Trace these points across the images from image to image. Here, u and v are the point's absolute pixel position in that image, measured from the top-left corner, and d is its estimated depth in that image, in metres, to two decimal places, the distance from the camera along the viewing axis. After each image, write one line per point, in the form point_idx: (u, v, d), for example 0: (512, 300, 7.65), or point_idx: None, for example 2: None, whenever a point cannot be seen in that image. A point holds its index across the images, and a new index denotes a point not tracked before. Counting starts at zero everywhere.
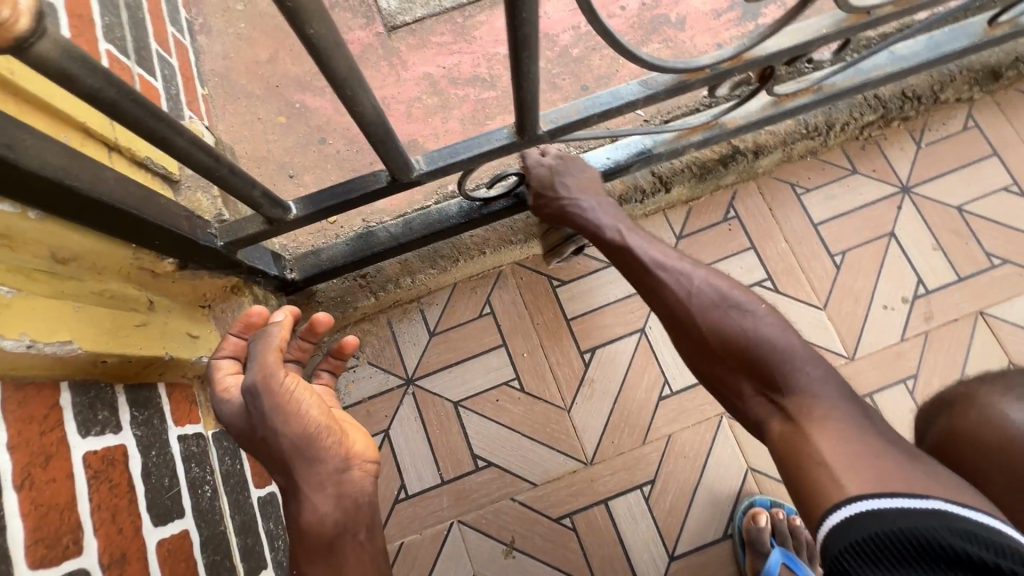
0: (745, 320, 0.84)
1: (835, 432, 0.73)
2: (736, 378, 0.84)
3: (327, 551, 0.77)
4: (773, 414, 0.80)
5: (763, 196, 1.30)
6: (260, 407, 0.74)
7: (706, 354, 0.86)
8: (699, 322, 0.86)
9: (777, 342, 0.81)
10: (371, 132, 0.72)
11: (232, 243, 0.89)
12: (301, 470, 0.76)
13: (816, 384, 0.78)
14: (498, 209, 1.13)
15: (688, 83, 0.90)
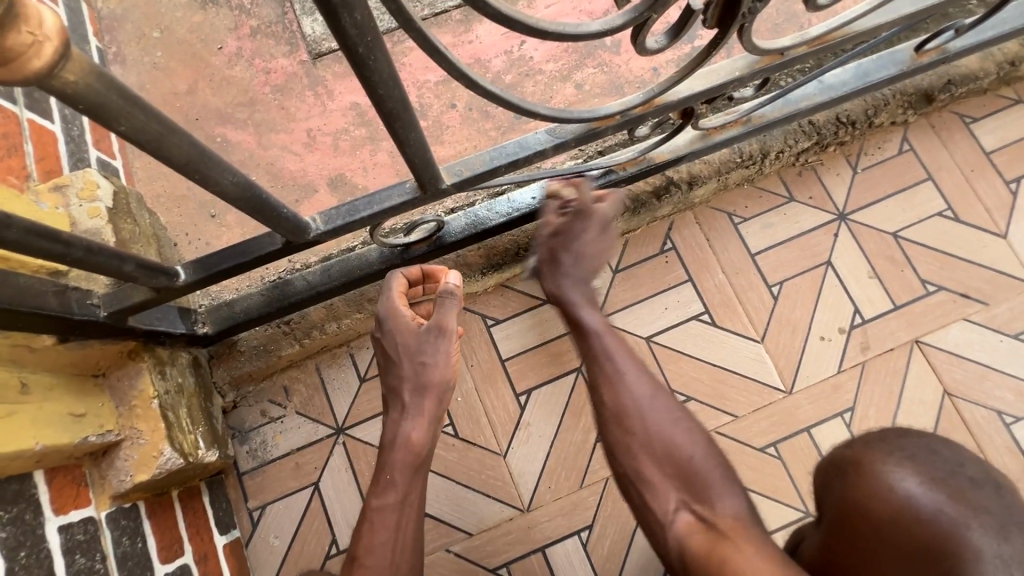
0: (685, 442, 0.91)
1: (757, 547, 0.79)
2: (664, 487, 0.89)
3: (415, 474, 0.94)
4: (693, 523, 0.85)
5: (700, 226, 1.27)
6: (434, 344, 0.95)
7: (653, 461, 0.90)
8: (644, 426, 0.92)
9: (711, 462, 0.89)
10: (243, 204, 0.67)
11: (117, 312, 0.84)
12: (429, 401, 0.96)
13: (732, 500, 0.85)
14: (420, 253, 1.09)
15: (599, 130, 0.86)
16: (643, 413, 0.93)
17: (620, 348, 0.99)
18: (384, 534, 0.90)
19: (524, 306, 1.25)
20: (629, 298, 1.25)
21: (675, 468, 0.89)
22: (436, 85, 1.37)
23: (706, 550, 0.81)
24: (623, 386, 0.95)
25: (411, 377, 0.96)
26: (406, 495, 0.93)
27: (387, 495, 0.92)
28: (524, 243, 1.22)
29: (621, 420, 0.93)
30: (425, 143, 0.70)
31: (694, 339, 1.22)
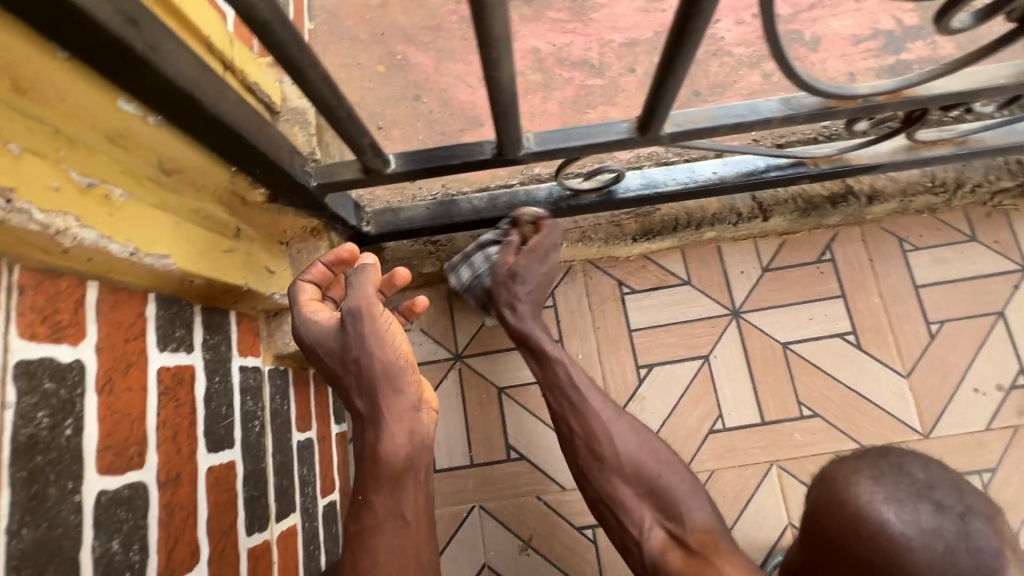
0: (664, 467, 0.91)
1: (733, 561, 0.82)
2: (638, 509, 0.90)
3: (393, 484, 0.76)
4: (672, 548, 0.86)
5: (866, 244, 1.21)
6: (359, 331, 0.73)
7: (627, 487, 0.90)
8: (618, 457, 0.92)
9: (671, 474, 0.91)
10: (498, 100, 0.69)
11: (325, 185, 0.87)
12: (385, 398, 0.74)
13: (706, 523, 0.87)
14: (587, 203, 1.09)
15: (834, 110, 0.83)
16: (612, 434, 0.93)
17: (585, 378, 0.98)
18: (384, 557, 0.76)
19: (661, 283, 1.23)
20: (773, 299, 1.21)
21: (637, 483, 0.90)
22: (620, 47, 1.36)
23: (687, 572, 0.83)
24: (584, 406, 0.96)
25: (358, 381, 0.75)
26: (394, 510, 0.77)
27: (368, 512, 0.77)
28: (682, 220, 1.19)
29: (589, 446, 0.93)
30: (688, 63, 0.69)
31: (834, 356, 1.17)
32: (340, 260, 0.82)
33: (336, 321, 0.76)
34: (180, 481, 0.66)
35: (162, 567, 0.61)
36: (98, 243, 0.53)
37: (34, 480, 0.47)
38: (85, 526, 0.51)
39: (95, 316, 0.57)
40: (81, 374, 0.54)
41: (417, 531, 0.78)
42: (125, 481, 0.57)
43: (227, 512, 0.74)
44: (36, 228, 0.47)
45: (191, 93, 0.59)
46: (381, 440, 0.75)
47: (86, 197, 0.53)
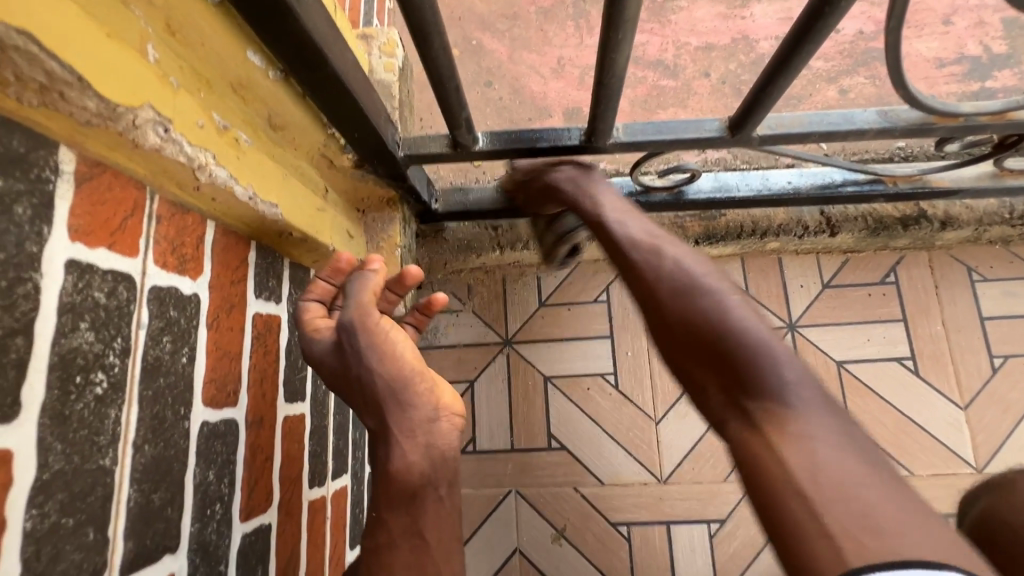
0: (744, 318, 0.54)
1: (821, 434, 0.47)
2: (688, 370, 0.56)
3: (410, 505, 0.60)
4: (733, 418, 0.52)
5: (932, 271, 1.19)
6: (354, 343, 0.64)
7: (694, 361, 0.55)
8: (676, 326, 0.57)
9: (748, 327, 0.54)
10: (606, 83, 0.70)
11: (410, 157, 0.88)
12: (393, 412, 0.63)
13: (819, 414, 0.49)
14: (657, 201, 1.09)
15: (932, 127, 0.82)
16: (659, 278, 0.62)
17: (647, 227, 0.71)
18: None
19: None
20: (832, 316, 1.19)
21: (702, 352, 0.55)
22: (696, 51, 1.35)
23: (742, 454, 0.50)
24: (646, 264, 0.64)
25: (362, 398, 0.64)
26: (411, 530, 0.60)
27: (380, 534, 0.60)
28: (748, 226, 1.17)
29: (631, 296, 0.65)
30: (802, 66, 0.70)
31: (890, 380, 1.15)
32: (338, 272, 0.71)
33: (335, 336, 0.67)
34: (263, 425, 0.68)
35: (244, 504, 0.63)
36: (227, 183, 0.55)
37: (157, 400, 0.49)
38: (191, 453, 0.54)
39: (210, 255, 0.59)
40: (196, 306, 0.56)
41: (439, 557, 0.59)
42: (222, 416, 0.59)
43: (296, 462, 0.76)
44: (183, 160, 0.49)
45: (322, 51, 0.61)
46: (392, 459, 0.61)
47: (221, 138, 0.56)
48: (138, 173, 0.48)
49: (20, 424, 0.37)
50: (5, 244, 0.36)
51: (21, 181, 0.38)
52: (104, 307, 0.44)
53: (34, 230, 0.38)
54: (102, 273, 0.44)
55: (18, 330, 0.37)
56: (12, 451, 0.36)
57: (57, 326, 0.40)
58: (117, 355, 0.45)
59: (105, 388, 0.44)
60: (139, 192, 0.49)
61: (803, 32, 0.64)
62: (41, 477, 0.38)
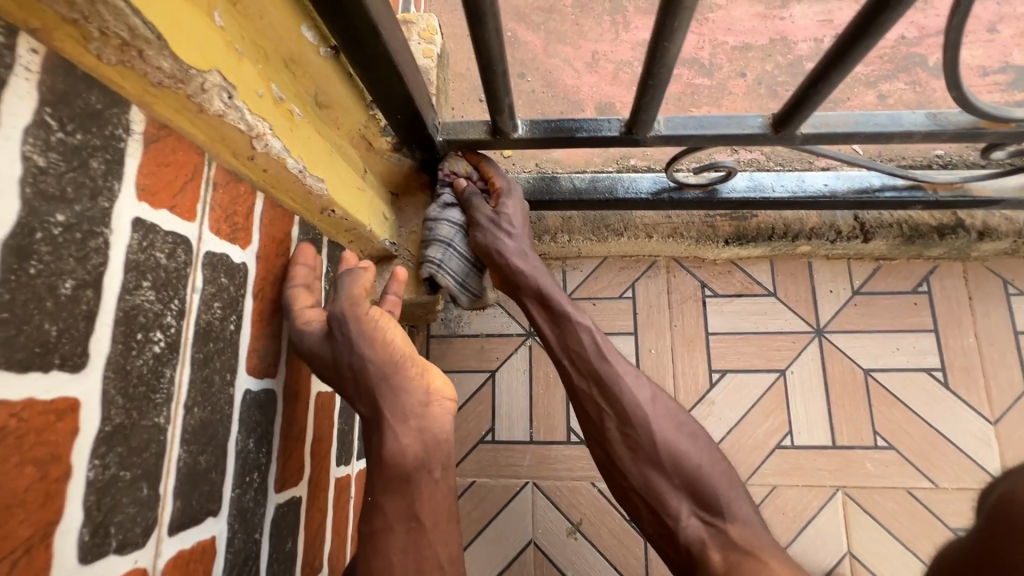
0: (702, 458, 0.78)
1: (786, 565, 0.69)
2: (675, 499, 0.77)
3: (404, 487, 0.61)
4: (707, 537, 0.74)
5: (966, 281, 1.17)
6: (345, 332, 0.63)
7: (665, 479, 0.77)
8: (652, 442, 0.78)
9: (715, 470, 0.77)
10: (654, 74, 0.69)
11: (448, 142, 0.88)
12: (385, 400, 0.62)
13: (766, 534, 0.73)
14: (689, 198, 1.08)
15: (982, 132, 0.80)
16: (650, 419, 0.79)
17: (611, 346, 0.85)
18: (397, 566, 0.59)
19: (746, 290, 1.21)
20: (861, 323, 1.17)
21: (673, 471, 0.77)
22: (733, 50, 1.34)
23: (725, 569, 0.70)
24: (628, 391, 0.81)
25: (354, 386, 0.63)
26: (407, 513, 0.61)
27: (376, 518, 0.61)
28: (779, 228, 1.16)
29: (623, 425, 0.80)
30: (856, 63, 0.68)
31: (917, 390, 1.14)
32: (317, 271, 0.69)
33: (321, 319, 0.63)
34: (298, 398, 0.69)
35: (279, 475, 0.63)
36: (280, 154, 0.56)
37: (206, 364, 0.50)
38: (234, 418, 0.54)
39: (259, 227, 0.59)
40: (244, 275, 0.56)
41: (434, 537, 0.61)
42: (262, 385, 0.60)
43: (326, 438, 0.77)
44: (243, 127, 0.49)
45: (376, 28, 0.61)
46: (384, 444, 0.61)
47: (276, 110, 0.56)
48: (199, 138, 0.49)
49: (87, 374, 0.37)
50: (80, 197, 0.37)
51: (97, 136, 0.38)
52: (164, 268, 0.45)
53: (106, 184, 0.39)
54: (164, 234, 0.44)
55: (89, 282, 0.37)
56: (79, 400, 0.36)
57: (123, 283, 0.40)
58: (173, 316, 0.45)
59: (161, 348, 0.44)
60: (199, 158, 0.49)
61: (860, 29, 0.63)
62: (104, 429, 0.38)
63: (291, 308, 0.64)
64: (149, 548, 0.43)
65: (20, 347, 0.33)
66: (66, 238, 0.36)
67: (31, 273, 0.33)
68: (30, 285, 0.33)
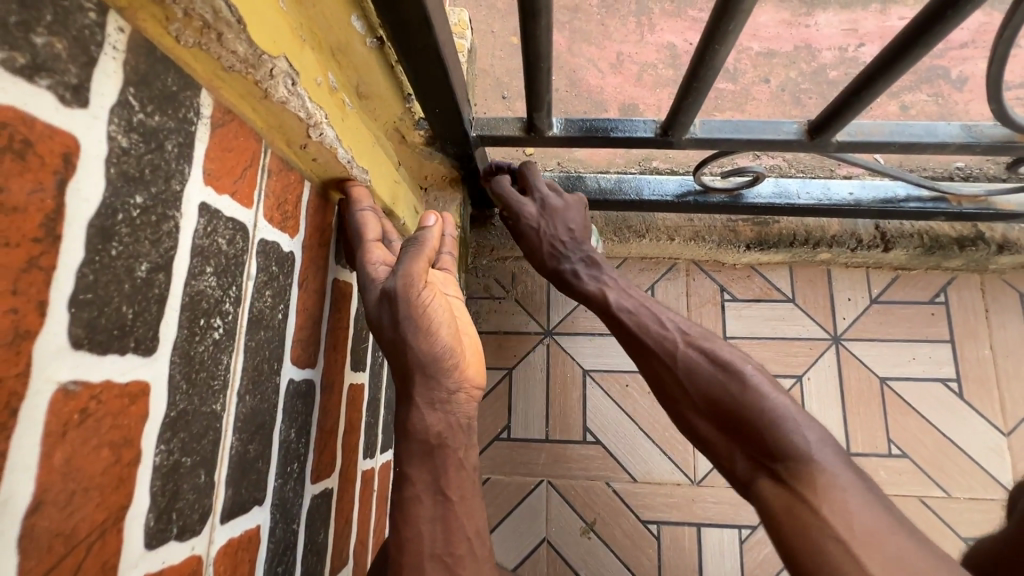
0: (747, 382, 0.63)
1: (847, 506, 0.51)
2: (722, 437, 0.63)
3: (429, 458, 0.61)
4: (761, 474, 0.58)
5: (984, 294, 1.18)
6: (394, 310, 0.61)
7: (705, 420, 0.65)
8: (691, 383, 0.68)
9: (762, 394, 0.62)
10: (699, 76, 0.69)
11: (482, 137, 0.88)
12: (418, 382, 0.62)
13: (842, 473, 0.54)
14: (714, 202, 1.08)
15: (1017, 145, 0.81)
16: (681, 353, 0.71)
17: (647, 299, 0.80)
18: (427, 535, 0.58)
19: (764, 296, 1.22)
20: (879, 331, 1.18)
21: (714, 411, 0.65)
22: (757, 55, 1.34)
23: (778, 509, 0.54)
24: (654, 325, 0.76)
25: (392, 358, 0.63)
26: (434, 485, 0.60)
27: (406, 488, 0.60)
28: (801, 235, 1.17)
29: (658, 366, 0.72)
30: (902, 74, 0.68)
31: (931, 400, 1.15)
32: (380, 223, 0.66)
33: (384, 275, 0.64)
34: (332, 390, 0.69)
35: (315, 466, 0.63)
36: (332, 143, 0.55)
37: (257, 352, 0.49)
38: (279, 406, 0.54)
39: (305, 216, 0.59)
40: (292, 264, 0.56)
41: (461, 510, 0.60)
42: (303, 374, 0.60)
43: (355, 429, 0.77)
44: (302, 115, 0.49)
45: (428, 22, 0.61)
46: (411, 417, 0.62)
47: (330, 99, 0.56)
48: (258, 124, 0.48)
49: (157, 359, 0.37)
50: (156, 179, 0.36)
51: (172, 118, 0.38)
52: (224, 253, 0.44)
53: (178, 167, 0.38)
54: (225, 220, 0.44)
55: (161, 266, 0.37)
56: (149, 383, 0.36)
57: (189, 267, 0.40)
58: (231, 303, 0.45)
59: (220, 334, 0.44)
60: (257, 145, 0.49)
61: (910, 39, 0.63)
62: (169, 414, 0.38)
63: (359, 247, 0.65)
64: (203, 535, 0.43)
65: (101, 328, 0.32)
66: (143, 220, 0.35)
67: (112, 255, 0.33)
68: (112, 267, 0.33)
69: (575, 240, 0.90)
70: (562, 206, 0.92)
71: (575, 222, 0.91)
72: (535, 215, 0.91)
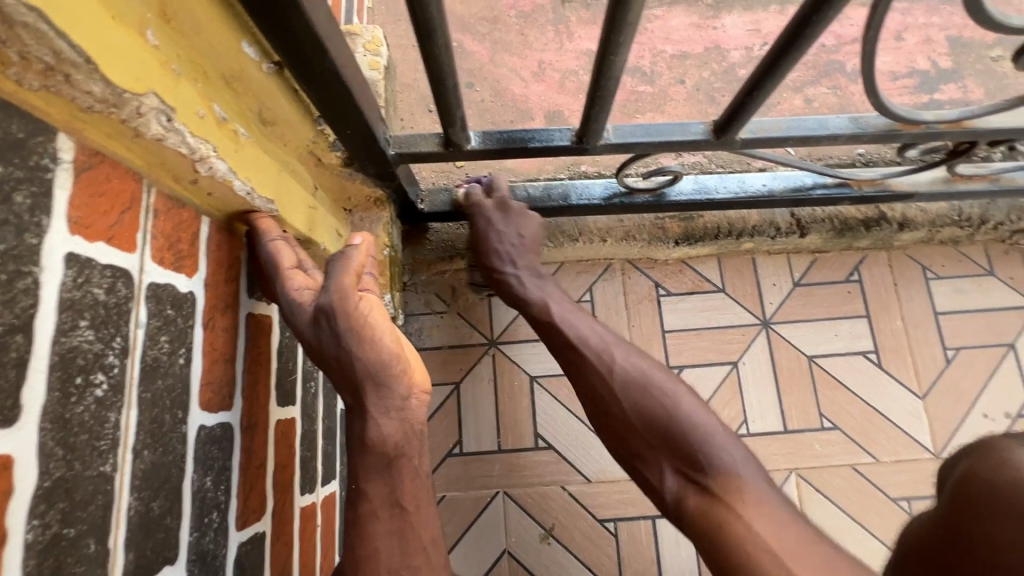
0: (664, 398, 0.75)
1: (763, 513, 0.61)
2: (657, 456, 0.72)
3: (386, 472, 0.60)
4: (690, 493, 0.68)
5: (892, 269, 1.27)
6: (333, 326, 0.61)
7: (647, 443, 0.74)
8: (625, 407, 0.77)
9: (694, 418, 0.72)
10: (601, 85, 0.71)
11: (401, 155, 0.87)
12: (369, 392, 0.60)
13: (755, 483, 0.65)
14: (640, 202, 1.12)
15: (898, 133, 0.87)
16: (614, 372, 0.79)
17: (587, 318, 0.89)
18: (383, 552, 0.57)
19: (697, 289, 1.26)
20: (803, 313, 1.25)
21: (652, 431, 0.73)
22: (671, 58, 1.40)
23: (703, 518, 0.64)
24: (597, 353, 0.82)
25: (339, 376, 0.62)
26: (390, 499, 0.59)
27: (361, 505, 0.59)
28: (724, 227, 1.22)
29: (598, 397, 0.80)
30: (786, 73, 0.72)
31: (855, 373, 1.22)
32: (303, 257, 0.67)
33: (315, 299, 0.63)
34: (256, 430, 0.65)
35: (241, 512, 0.60)
36: (226, 176, 0.53)
37: (155, 403, 0.47)
38: (188, 457, 0.51)
39: (205, 253, 0.56)
40: (192, 305, 0.53)
41: (418, 522, 0.60)
42: (217, 419, 0.57)
43: (288, 468, 0.73)
44: (184, 151, 0.47)
45: (322, 44, 0.60)
46: (367, 430, 0.60)
47: (221, 131, 0.54)
48: (136, 163, 0.46)
49: (22, 428, 0.34)
50: (4, 235, 0.34)
51: (20, 168, 0.35)
52: (103, 304, 0.41)
53: (33, 220, 0.36)
54: (102, 268, 0.41)
55: (18, 327, 0.34)
56: (12, 456, 0.33)
57: (57, 324, 0.37)
58: (116, 355, 0.42)
59: (105, 391, 0.41)
60: (137, 184, 0.46)
61: (788, 42, 0.67)
62: (42, 484, 0.35)
63: (280, 275, 0.63)
64: None
65: None
66: None
67: None
68: None
69: None
70: None
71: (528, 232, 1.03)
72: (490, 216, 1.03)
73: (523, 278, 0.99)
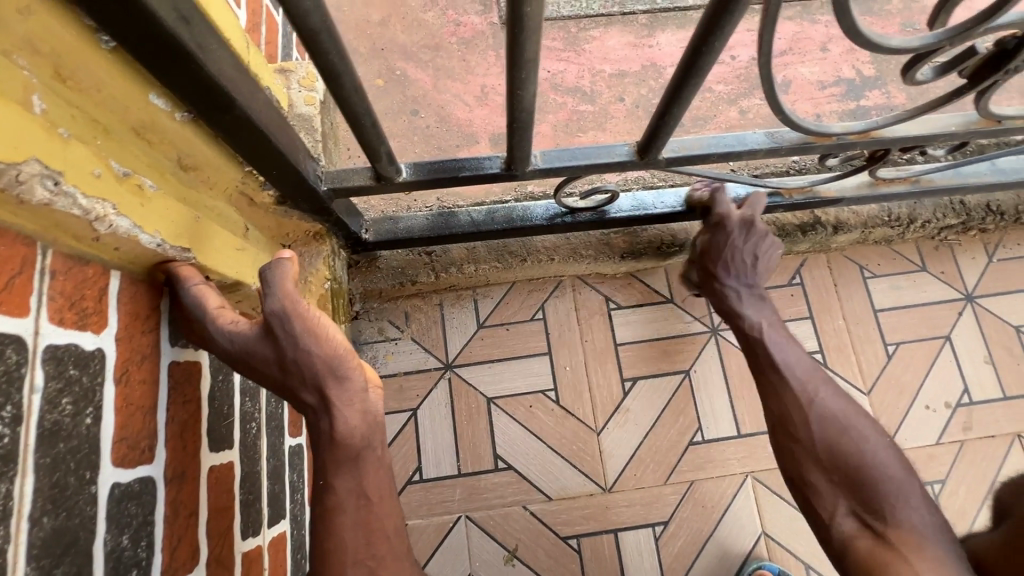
0: (861, 441, 0.85)
1: (932, 566, 0.73)
2: (832, 494, 0.84)
3: (353, 465, 0.64)
4: (863, 535, 0.80)
5: (831, 271, 1.31)
6: (288, 330, 0.63)
7: (820, 472, 0.86)
8: (813, 433, 0.88)
9: (880, 466, 0.83)
10: (517, 117, 0.72)
11: (333, 190, 0.87)
12: (333, 388, 0.64)
13: (931, 544, 0.76)
14: (583, 220, 1.14)
15: (812, 145, 0.91)
16: (812, 418, 0.89)
17: (782, 339, 0.99)
18: (349, 542, 0.63)
19: (646, 300, 1.29)
20: None
21: (836, 469, 0.85)
22: (610, 77, 1.44)
23: (874, 560, 0.76)
24: (799, 391, 0.92)
25: (300, 379, 0.64)
26: (357, 491, 0.64)
27: (328, 498, 0.64)
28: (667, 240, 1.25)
29: (787, 427, 0.90)
30: (690, 100, 0.77)
31: None
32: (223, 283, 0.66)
33: (257, 323, 0.65)
34: (185, 480, 0.65)
35: (166, 565, 0.60)
36: (130, 231, 0.54)
37: (56, 467, 0.46)
38: (99, 517, 0.50)
39: (116, 307, 0.56)
40: (102, 362, 0.53)
41: (381, 511, 0.65)
42: (135, 474, 0.56)
43: (225, 514, 0.72)
44: (78, 213, 0.48)
45: (229, 94, 0.61)
46: (334, 425, 0.64)
47: (122, 187, 0.55)
48: (27, 229, 0.46)
49: None
50: None
51: None
52: None
53: None
54: None
55: None
56: None
57: None
58: (5, 424, 0.42)
59: None
60: (29, 248, 0.46)
61: (687, 71, 0.71)
62: None
63: (206, 316, 0.63)
64: None
65: None
66: None
67: None
68: None
69: (752, 269, 1.07)
70: (768, 246, 1.07)
71: (764, 256, 1.08)
72: (734, 240, 1.05)
73: (741, 294, 1.06)
